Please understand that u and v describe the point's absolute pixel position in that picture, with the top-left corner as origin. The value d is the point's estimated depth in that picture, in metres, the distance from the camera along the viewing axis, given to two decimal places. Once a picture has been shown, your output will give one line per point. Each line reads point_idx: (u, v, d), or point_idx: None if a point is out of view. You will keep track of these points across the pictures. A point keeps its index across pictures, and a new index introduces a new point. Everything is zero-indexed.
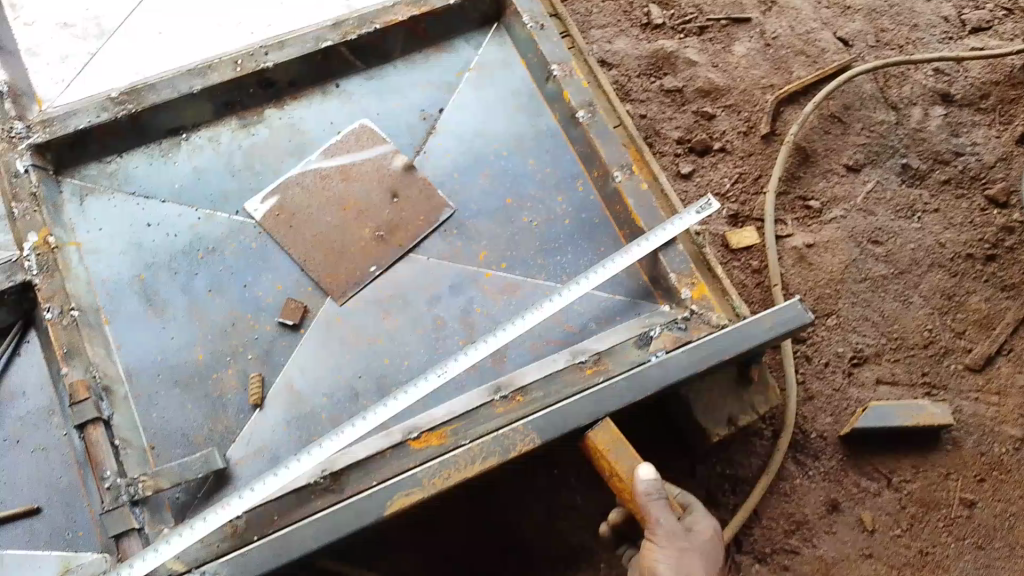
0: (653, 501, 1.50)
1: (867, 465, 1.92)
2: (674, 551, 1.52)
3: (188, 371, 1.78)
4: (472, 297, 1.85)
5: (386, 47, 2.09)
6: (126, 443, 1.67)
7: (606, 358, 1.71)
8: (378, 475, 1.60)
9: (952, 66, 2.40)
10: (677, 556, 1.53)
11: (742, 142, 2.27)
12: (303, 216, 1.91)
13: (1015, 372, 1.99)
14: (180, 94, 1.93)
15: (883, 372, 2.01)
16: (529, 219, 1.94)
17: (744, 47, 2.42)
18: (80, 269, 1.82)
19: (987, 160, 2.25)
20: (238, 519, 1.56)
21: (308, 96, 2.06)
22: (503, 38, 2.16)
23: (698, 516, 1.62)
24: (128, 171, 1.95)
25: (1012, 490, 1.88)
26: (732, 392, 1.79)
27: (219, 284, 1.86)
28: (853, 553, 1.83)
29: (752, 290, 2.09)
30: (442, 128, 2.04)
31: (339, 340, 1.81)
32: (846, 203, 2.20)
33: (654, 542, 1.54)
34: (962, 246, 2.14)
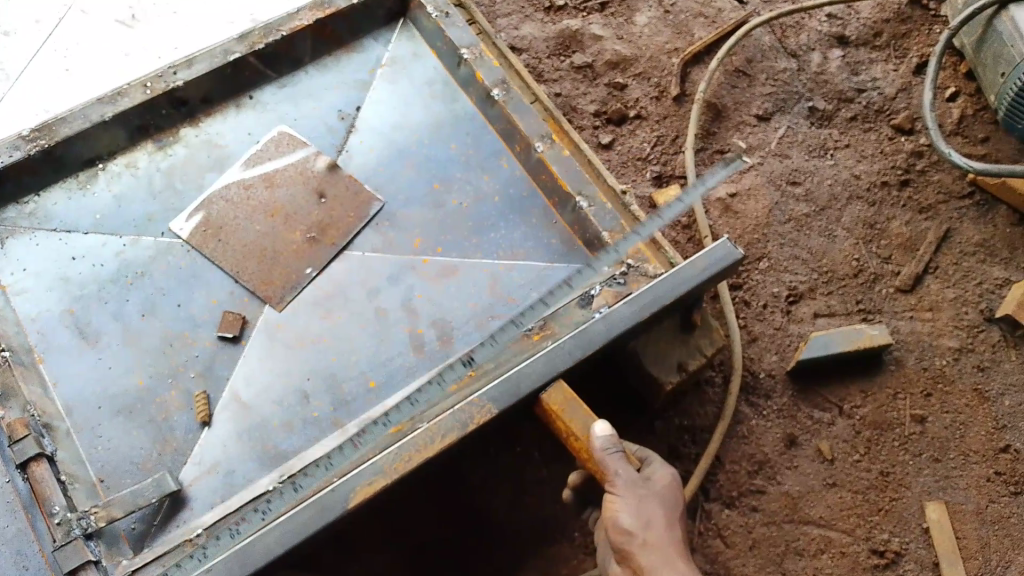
0: (610, 456, 1.52)
1: (817, 397, 1.97)
2: (634, 498, 1.53)
3: (129, 400, 1.71)
4: (412, 285, 1.86)
5: (296, 52, 2.10)
6: (73, 480, 1.60)
7: (551, 322, 1.73)
8: (339, 469, 1.59)
9: (844, 9, 2.50)
10: (638, 503, 1.53)
11: (655, 107, 2.32)
12: (229, 228, 1.89)
13: (944, 288, 2.09)
14: (91, 123, 1.89)
15: (819, 305, 2.07)
16: (458, 201, 1.97)
17: (646, 17, 2.46)
18: (7, 311, 1.76)
19: (888, 93, 2.36)
20: (199, 537, 1.54)
21: (223, 112, 2.05)
22: (409, 32, 2.19)
23: (654, 466, 1.62)
24: (48, 207, 1.90)
25: (957, 399, 1.96)
26: (678, 337, 1.84)
27: (152, 305, 1.81)
28: (816, 484, 1.87)
29: (685, 246, 2.14)
30: (362, 126, 2.05)
31: (282, 345, 1.79)
32: (762, 150, 2.27)
33: (613, 494, 1.53)
34: (876, 176, 2.24)
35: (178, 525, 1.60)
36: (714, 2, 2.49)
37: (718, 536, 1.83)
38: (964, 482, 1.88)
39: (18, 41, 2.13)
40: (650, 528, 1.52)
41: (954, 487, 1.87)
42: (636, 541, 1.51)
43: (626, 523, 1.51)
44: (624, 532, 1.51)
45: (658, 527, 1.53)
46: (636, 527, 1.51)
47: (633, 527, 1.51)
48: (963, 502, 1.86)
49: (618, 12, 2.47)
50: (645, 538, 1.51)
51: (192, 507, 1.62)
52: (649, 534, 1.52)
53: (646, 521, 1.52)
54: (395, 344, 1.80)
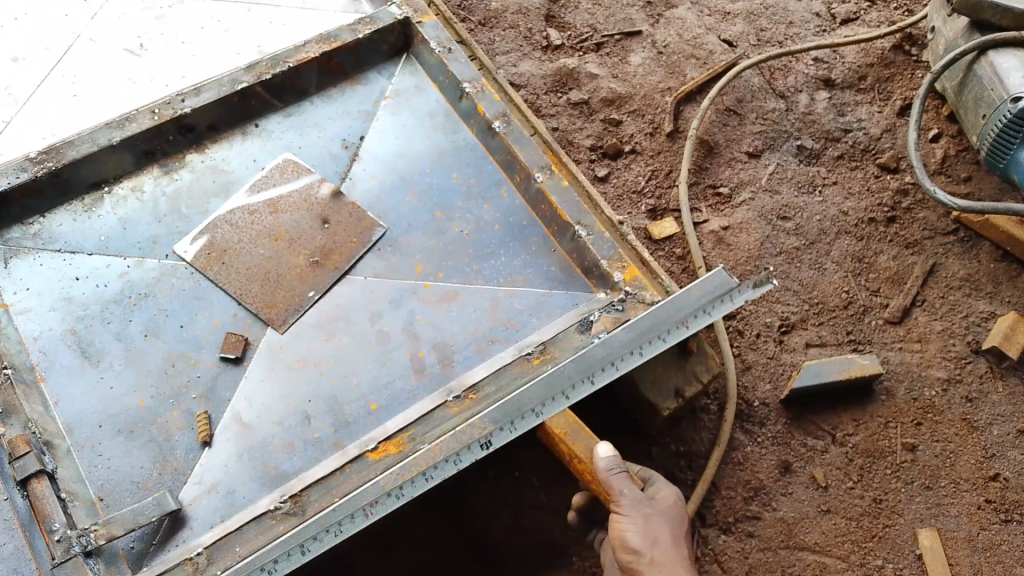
0: (615, 476, 1.53)
1: (810, 425, 2.00)
2: (640, 517, 1.53)
3: (130, 419, 1.73)
4: (413, 309, 1.89)
5: (301, 83, 2.16)
6: (72, 497, 1.60)
7: (551, 346, 1.77)
8: (340, 490, 1.60)
9: (829, 54, 2.60)
10: (644, 521, 1.53)
11: (649, 142, 2.38)
12: (234, 250, 1.92)
13: (931, 320, 2.14)
14: (100, 146, 1.95)
15: (811, 335, 2.11)
16: (460, 228, 2.01)
17: (640, 57, 2.54)
18: (10, 329, 1.79)
19: (873, 133, 2.44)
20: (199, 555, 1.54)
21: (229, 138, 2.10)
22: (413, 66, 2.26)
23: (659, 487, 1.66)
24: (53, 229, 1.94)
25: (947, 429, 2.00)
26: (675, 364, 1.87)
27: (155, 326, 1.83)
28: (810, 511, 1.89)
29: (679, 276, 2.19)
30: (365, 154, 2.11)
31: (285, 367, 1.81)
32: (752, 186, 2.33)
33: (619, 513, 1.53)
34: (864, 212, 2.31)
35: (177, 544, 1.60)
36: (705, 44, 2.57)
37: (715, 561, 1.84)
38: (956, 509, 1.90)
39: (28, 68, 2.17)
40: (656, 546, 1.52)
41: (946, 515, 1.90)
42: (644, 560, 1.51)
43: (633, 541, 1.50)
44: (632, 551, 1.51)
45: (664, 545, 1.53)
46: (643, 545, 1.51)
47: (640, 544, 1.51)
48: (955, 529, 1.88)
49: (613, 52, 2.56)
50: (652, 557, 1.51)
51: (192, 527, 1.62)
52: (655, 553, 1.51)
53: (653, 539, 1.52)
54: (397, 366, 1.82)
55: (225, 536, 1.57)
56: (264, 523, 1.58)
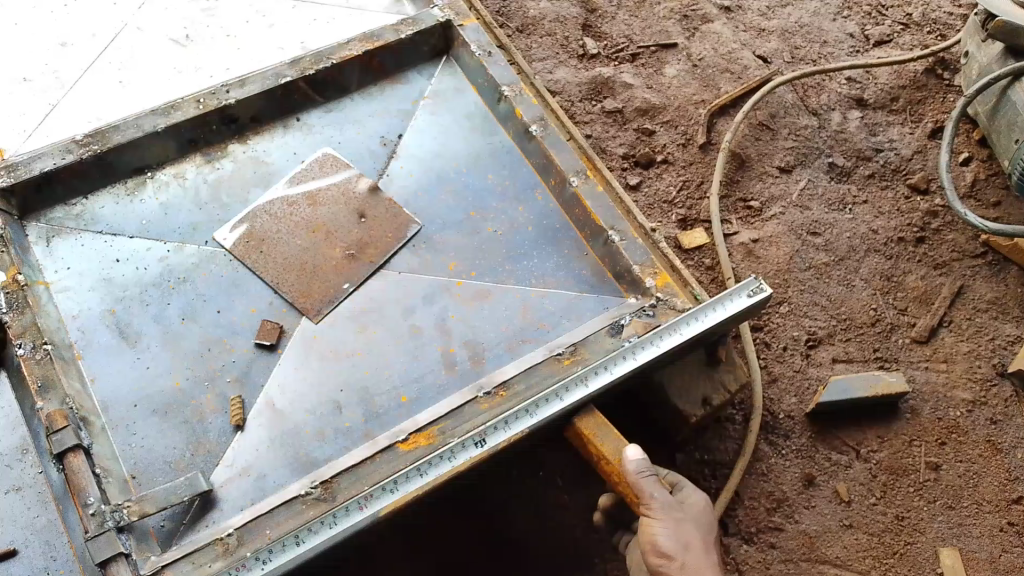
0: (644, 480, 1.54)
1: (835, 439, 2.00)
2: (672, 520, 1.55)
3: (165, 399, 1.75)
4: (446, 305, 1.91)
5: (343, 80, 2.19)
6: (107, 473, 1.62)
7: (582, 348, 1.78)
8: (369, 479, 1.62)
9: (862, 74, 2.62)
10: (675, 526, 1.55)
11: (682, 153, 2.40)
12: (271, 240, 1.95)
13: (958, 341, 2.15)
14: (145, 132, 1.98)
15: (838, 351, 2.12)
16: (494, 228, 2.03)
17: (675, 69, 2.57)
18: (50, 306, 1.80)
19: (905, 154, 2.45)
20: (229, 536, 1.55)
21: (270, 131, 2.13)
22: (452, 68, 2.29)
23: (688, 491, 1.66)
24: (95, 211, 1.96)
25: (971, 450, 2.00)
26: (703, 372, 1.87)
27: (193, 311, 1.86)
28: (833, 525, 1.90)
29: (708, 286, 2.20)
30: (402, 152, 2.13)
31: (317, 356, 1.83)
32: (783, 201, 2.34)
33: (650, 517, 1.54)
34: (893, 231, 2.32)
35: (207, 525, 1.61)
36: (740, 59, 2.60)
37: (736, 570, 1.84)
38: (978, 530, 1.90)
39: (76, 54, 2.21)
40: (689, 550, 1.55)
41: (968, 535, 1.90)
42: (675, 564, 1.53)
43: (666, 545, 1.52)
44: (663, 555, 1.53)
45: (695, 551, 1.54)
46: (675, 549, 1.52)
47: (673, 550, 1.52)
48: (977, 550, 1.88)
49: (648, 63, 2.58)
50: (683, 561, 1.53)
51: (221, 509, 1.64)
52: (687, 557, 1.53)
53: (685, 545, 1.54)
54: (428, 361, 1.83)
55: (256, 519, 1.58)
56: (295, 508, 1.59)
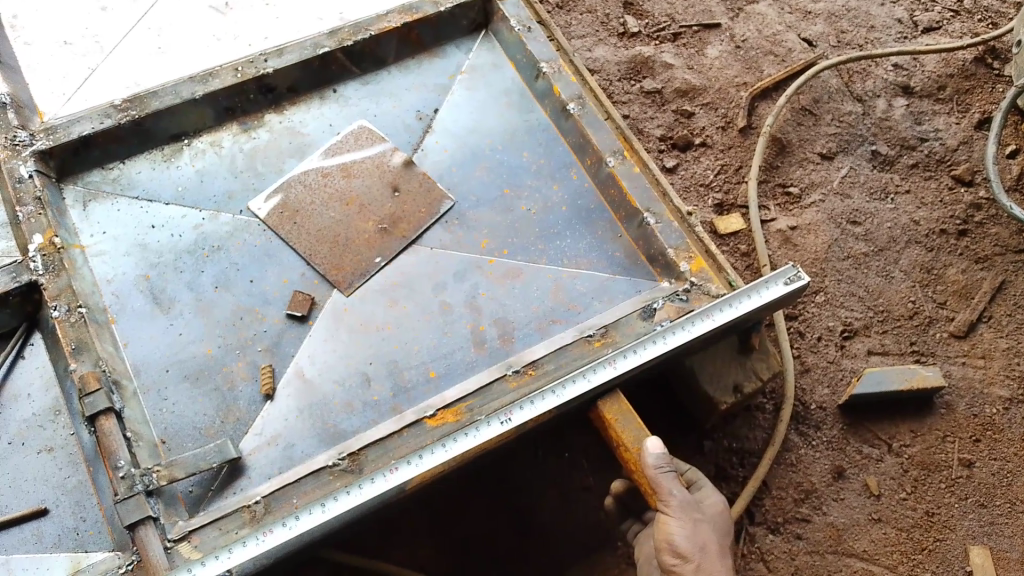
0: (662, 475, 1.49)
1: (866, 432, 1.97)
2: (688, 522, 1.50)
3: (196, 366, 1.76)
4: (477, 282, 1.89)
5: (381, 52, 2.17)
6: (137, 437, 1.63)
7: (613, 330, 1.76)
8: (397, 453, 1.61)
9: (909, 61, 2.55)
10: (691, 526, 1.50)
11: (721, 136, 2.36)
12: (305, 212, 1.95)
13: (997, 337, 2.10)
14: (183, 99, 1.98)
15: (873, 343, 2.09)
16: (527, 207, 2.01)
17: (717, 50, 2.52)
18: (86, 270, 1.81)
19: (950, 144, 2.39)
20: (257, 504, 1.56)
21: (307, 101, 2.12)
22: (491, 43, 2.26)
23: (707, 492, 1.63)
24: (132, 176, 1.97)
25: (1006, 448, 1.96)
26: (735, 359, 1.84)
27: (226, 279, 1.86)
28: (861, 518, 1.87)
29: (743, 273, 2.17)
30: (438, 127, 2.12)
31: (347, 328, 1.82)
32: (823, 188, 2.30)
33: (667, 515, 1.49)
34: (935, 222, 2.27)
35: (235, 492, 1.63)
36: (784, 42, 2.54)
37: (761, 560, 1.83)
38: (1010, 529, 1.87)
39: (117, 18, 2.21)
40: (705, 552, 1.49)
41: (999, 534, 1.86)
42: (689, 566, 1.48)
43: (681, 545, 1.47)
44: (679, 555, 1.48)
45: (711, 554, 1.49)
46: (690, 550, 1.48)
47: (689, 550, 1.48)
48: (1008, 549, 1.84)
49: (690, 43, 2.53)
50: (698, 563, 1.48)
51: (249, 476, 1.65)
52: (702, 559, 1.48)
53: (702, 546, 1.49)
54: (457, 338, 1.83)
55: (283, 488, 1.59)
56: (322, 478, 1.60)
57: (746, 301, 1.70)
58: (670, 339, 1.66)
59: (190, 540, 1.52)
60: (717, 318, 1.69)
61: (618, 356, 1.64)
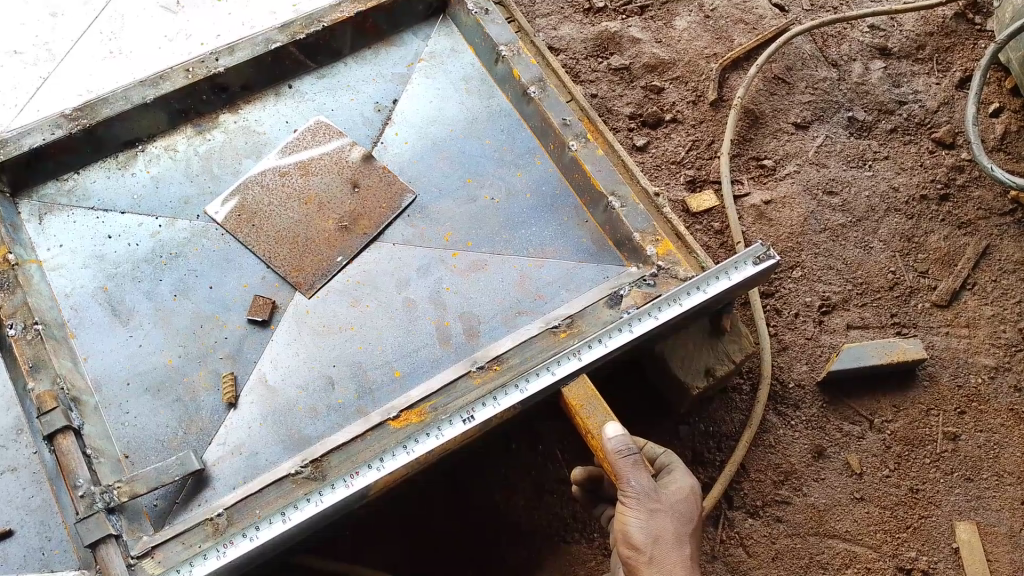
0: (624, 460, 1.44)
1: (847, 409, 1.93)
2: (644, 512, 1.45)
3: (157, 377, 1.74)
4: (441, 277, 1.86)
5: (336, 45, 2.13)
6: (99, 453, 1.61)
7: (579, 320, 1.72)
8: (360, 457, 1.58)
9: (887, 22, 2.47)
10: (649, 516, 1.45)
11: (692, 111, 2.30)
12: (264, 214, 1.91)
13: (982, 304, 2.05)
14: (133, 105, 1.93)
15: (853, 317, 2.04)
16: (490, 196, 1.96)
17: (686, 21, 2.45)
18: (42, 285, 1.79)
19: (930, 106, 2.32)
20: (220, 517, 1.54)
21: (262, 100, 2.08)
22: (449, 28, 2.22)
23: (675, 476, 1.54)
24: (87, 186, 1.94)
25: (993, 418, 1.92)
26: (706, 342, 1.81)
27: (184, 287, 1.83)
28: (843, 498, 1.83)
29: (717, 251, 2.12)
30: (398, 118, 2.07)
31: (310, 331, 1.80)
32: (799, 158, 2.24)
33: (625, 505, 1.46)
34: (915, 188, 2.20)
35: (200, 504, 1.61)
36: (756, 9, 2.47)
37: (741, 545, 1.79)
38: (997, 503, 1.83)
39: (66, 24, 2.17)
40: (660, 544, 1.45)
41: (987, 508, 1.82)
42: (642, 558, 1.44)
43: (635, 536, 1.44)
44: (633, 546, 1.45)
45: (666, 543, 1.44)
46: (644, 542, 1.44)
47: (642, 543, 1.44)
48: (996, 524, 1.80)
49: (658, 15, 2.47)
50: (651, 555, 1.44)
51: (214, 487, 1.63)
52: (656, 551, 1.44)
53: (656, 537, 1.44)
54: (422, 335, 1.79)
55: (246, 498, 1.56)
56: (285, 486, 1.57)
57: (715, 286, 1.63)
58: (636, 330, 1.61)
59: (153, 555, 1.51)
60: (685, 307, 1.63)
61: (583, 345, 1.60)
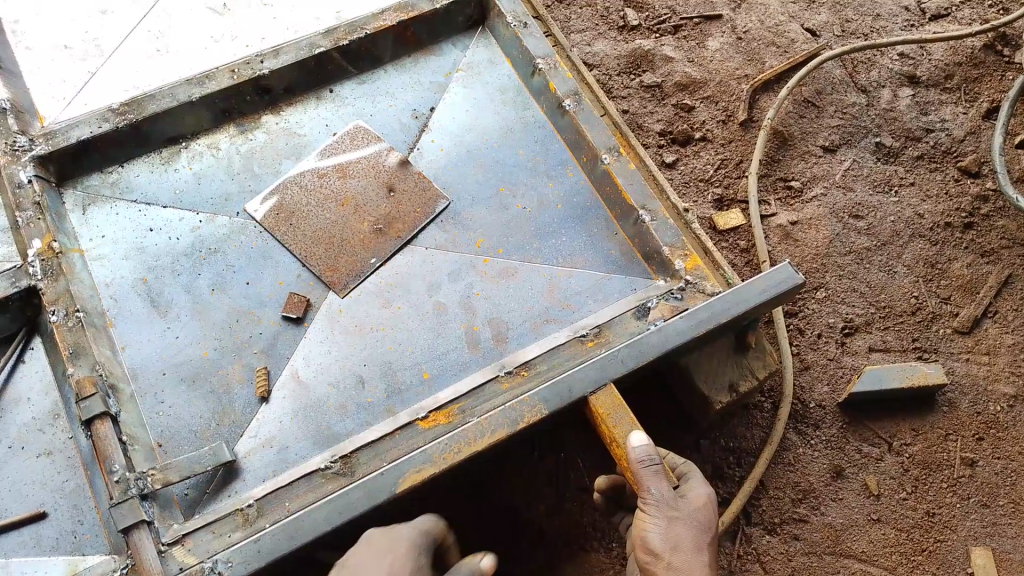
0: (646, 470, 1.46)
1: (867, 431, 1.95)
2: (663, 520, 1.48)
3: (192, 369, 1.77)
4: (472, 282, 1.89)
5: (377, 52, 2.18)
6: (133, 441, 1.64)
7: (607, 330, 1.74)
8: (389, 455, 1.61)
9: (917, 50, 2.51)
10: (668, 524, 1.48)
11: (722, 130, 2.34)
12: (301, 213, 1.96)
13: (1002, 333, 2.07)
14: (179, 103, 1.98)
15: (874, 340, 2.06)
16: (523, 206, 2.00)
17: (718, 42, 2.50)
18: (84, 274, 1.83)
19: (957, 135, 2.35)
20: (249, 507, 1.56)
21: (303, 102, 2.14)
22: (487, 40, 2.27)
23: (693, 485, 1.58)
24: (130, 179, 1.99)
25: (1010, 446, 1.93)
26: (731, 358, 1.83)
27: (222, 282, 1.87)
28: (860, 519, 1.85)
29: (742, 269, 2.15)
30: (435, 126, 2.12)
31: (342, 330, 1.83)
32: (825, 182, 2.27)
33: (644, 512, 1.49)
34: (940, 216, 2.23)
35: (230, 495, 1.63)
36: (787, 32, 2.52)
37: (757, 561, 1.82)
38: (1012, 529, 1.83)
39: (115, 21, 2.24)
40: (679, 550, 1.47)
41: (1002, 534, 1.83)
42: (662, 563, 1.47)
43: (654, 543, 1.47)
44: (651, 553, 1.48)
45: (685, 552, 1.47)
46: (664, 549, 1.47)
47: (661, 549, 1.47)
48: (1010, 550, 1.81)
49: (691, 35, 2.52)
50: (671, 562, 1.47)
51: (245, 479, 1.65)
52: (674, 558, 1.47)
53: (676, 545, 1.47)
54: (451, 338, 1.82)
55: (276, 490, 1.59)
56: (314, 481, 1.59)
57: (738, 297, 1.67)
58: (665, 345, 1.63)
59: (184, 543, 1.51)
60: (714, 320, 1.65)
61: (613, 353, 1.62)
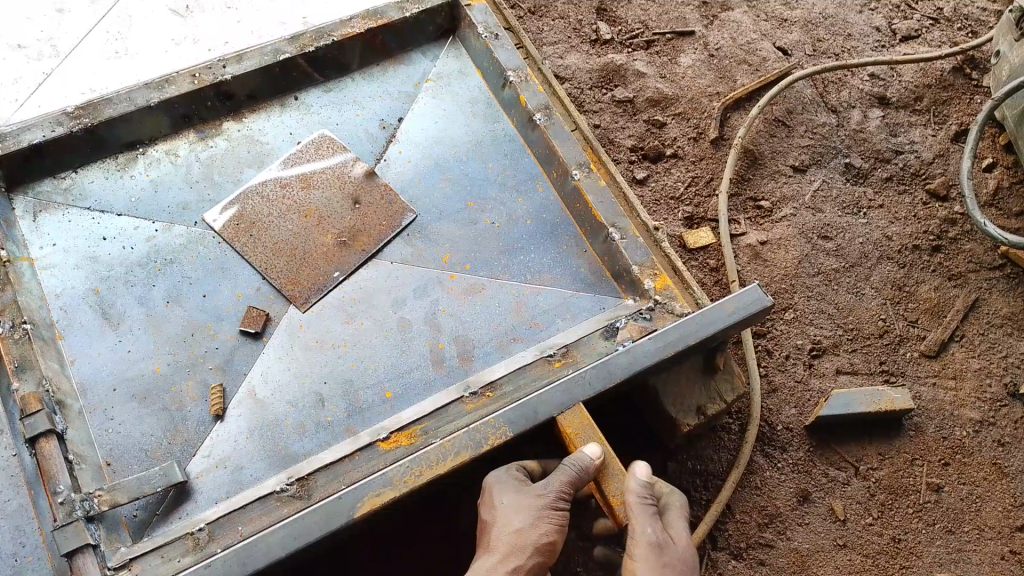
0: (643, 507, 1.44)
1: (833, 454, 1.94)
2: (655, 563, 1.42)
3: (144, 384, 1.71)
4: (438, 299, 1.85)
5: (344, 60, 2.14)
6: (80, 460, 1.58)
7: (574, 351, 1.71)
8: (347, 478, 1.55)
9: (887, 71, 2.52)
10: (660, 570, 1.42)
11: (692, 147, 2.32)
12: (262, 224, 1.90)
13: (968, 357, 2.07)
14: (137, 107, 1.92)
15: (842, 362, 2.05)
16: (491, 220, 1.96)
17: (690, 59, 2.49)
18: (32, 284, 1.77)
19: (925, 157, 2.36)
20: (200, 532, 1.50)
21: (267, 110, 2.08)
22: (458, 50, 2.23)
23: (672, 519, 1.52)
24: (84, 186, 1.93)
25: (975, 472, 1.92)
26: (699, 380, 1.80)
27: (178, 294, 1.81)
28: (826, 543, 1.83)
29: (711, 288, 2.13)
30: (402, 136, 2.08)
31: (303, 346, 1.78)
32: (795, 202, 2.26)
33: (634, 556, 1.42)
34: (908, 238, 2.23)
35: (180, 518, 1.57)
36: (759, 50, 2.51)
37: None
38: (977, 556, 1.83)
39: (73, 21, 2.19)
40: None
41: (966, 561, 1.82)
42: None
43: None
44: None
45: None
46: None
47: None
48: None
49: (663, 51, 2.50)
50: None
51: (195, 501, 1.59)
52: None
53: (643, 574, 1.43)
54: (415, 356, 1.77)
55: (229, 514, 1.52)
56: (269, 505, 1.53)
57: (708, 319, 1.64)
58: (634, 368, 1.59)
59: (130, 568, 1.45)
60: (686, 344, 1.62)
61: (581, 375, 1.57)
